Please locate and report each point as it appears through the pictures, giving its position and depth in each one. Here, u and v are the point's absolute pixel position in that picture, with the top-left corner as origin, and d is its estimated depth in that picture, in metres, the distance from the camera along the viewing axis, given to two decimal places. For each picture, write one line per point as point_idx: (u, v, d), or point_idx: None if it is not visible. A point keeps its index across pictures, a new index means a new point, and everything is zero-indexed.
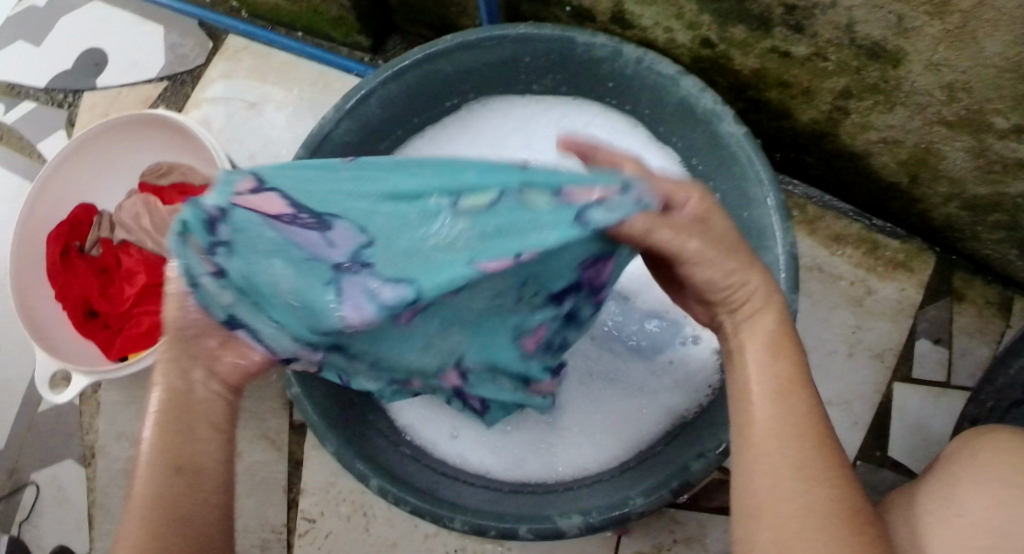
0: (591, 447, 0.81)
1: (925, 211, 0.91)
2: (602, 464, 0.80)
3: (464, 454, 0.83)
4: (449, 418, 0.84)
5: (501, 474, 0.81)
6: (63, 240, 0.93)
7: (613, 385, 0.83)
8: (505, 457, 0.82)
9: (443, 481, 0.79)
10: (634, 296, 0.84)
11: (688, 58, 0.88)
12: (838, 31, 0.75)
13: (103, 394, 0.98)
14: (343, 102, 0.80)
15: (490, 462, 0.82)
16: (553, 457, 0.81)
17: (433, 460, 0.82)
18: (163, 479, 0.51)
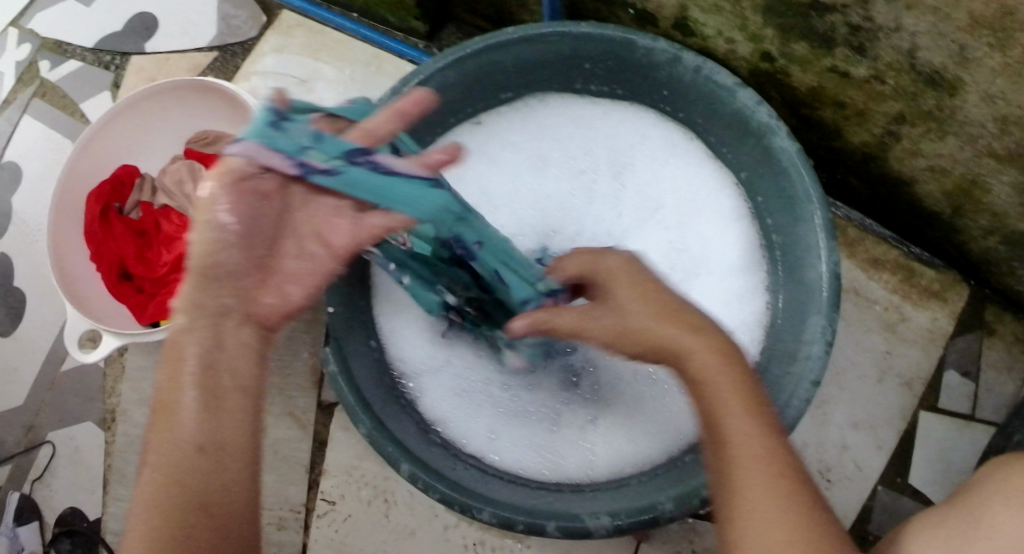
0: (623, 450, 0.82)
1: (963, 242, 0.91)
2: (634, 467, 0.81)
3: (500, 451, 0.83)
4: (485, 414, 0.84)
5: (532, 472, 0.82)
6: (102, 200, 0.93)
7: (643, 393, 0.84)
8: (541, 453, 0.83)
9: (473, 472, 0.79)
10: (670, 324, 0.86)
11: (746, 70, 0.88)
12: (900, 56, 0.75)
13: (129, 358, 0.98)
14: (399, 86, 0.80)
15: (522, 459, 0.82)
16: (586, 457, 0.82)
17: (469, 454, 0.82)
18: (194, 454, 0.52)
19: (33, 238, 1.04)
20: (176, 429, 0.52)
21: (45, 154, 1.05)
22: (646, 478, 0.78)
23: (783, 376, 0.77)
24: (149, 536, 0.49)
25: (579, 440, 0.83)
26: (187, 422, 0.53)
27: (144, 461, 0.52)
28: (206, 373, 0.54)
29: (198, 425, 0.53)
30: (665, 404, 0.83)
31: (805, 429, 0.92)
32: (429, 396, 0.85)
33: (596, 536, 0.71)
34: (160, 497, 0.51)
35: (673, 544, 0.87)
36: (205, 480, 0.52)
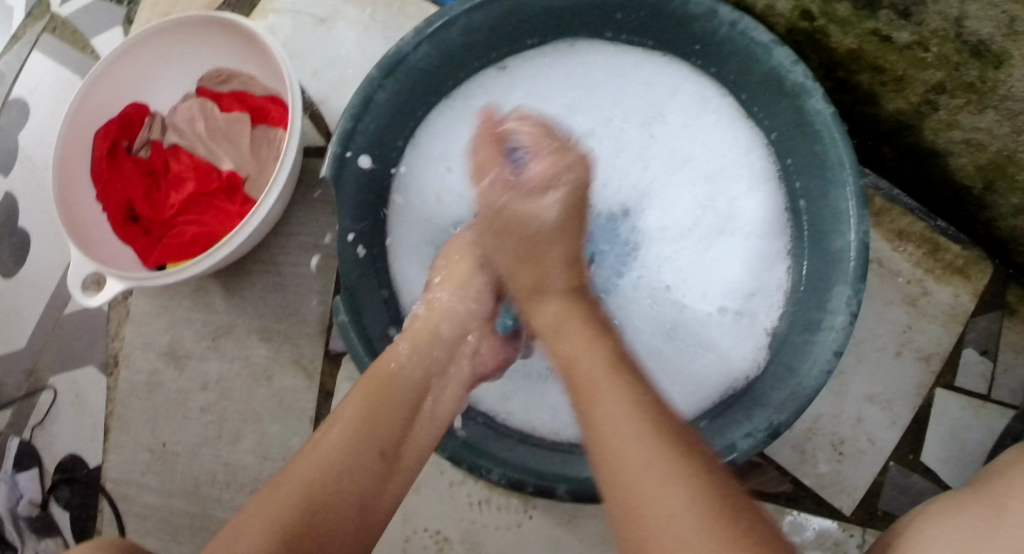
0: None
1: (991, 220, 0.88)
2: None
3: (513, 410, 0.82)
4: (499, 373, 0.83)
5: (544, 431, 0.80)
6: (110, 137, 0.90)
7: (666, 346, 0.84)
8: (555, 413, 0.81)
9: (484, 432, 0.78)
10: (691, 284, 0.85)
11: (783, 27, 0.86)
12: (947, 23, 0.73)
13: (133, 302, 0.95)
14: (425, 25, 0.77)
15: (535, 419, 0.81)
16: None
17: (482, 413, 0.81)
18: (366, 457, 0.62)
19: (39, 175, 1.01)
20: (371, 425, 0.64)
21: (54, 90, 1.02)
22: None
23: (804, 346, 0.75)
24: (292, 505, 0.57)
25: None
26: (356, 428, 0.63)
27: (325, 431, 0.62)
28: (380, 391, 0.67)
29: (374, 435, 0.63)
30: (688, 365, 0.83)
31: (821, 401, 0.90)
32: None
33: None
34: (317, 479, 0.59)
35: None
36: (365, 486, 0.61)
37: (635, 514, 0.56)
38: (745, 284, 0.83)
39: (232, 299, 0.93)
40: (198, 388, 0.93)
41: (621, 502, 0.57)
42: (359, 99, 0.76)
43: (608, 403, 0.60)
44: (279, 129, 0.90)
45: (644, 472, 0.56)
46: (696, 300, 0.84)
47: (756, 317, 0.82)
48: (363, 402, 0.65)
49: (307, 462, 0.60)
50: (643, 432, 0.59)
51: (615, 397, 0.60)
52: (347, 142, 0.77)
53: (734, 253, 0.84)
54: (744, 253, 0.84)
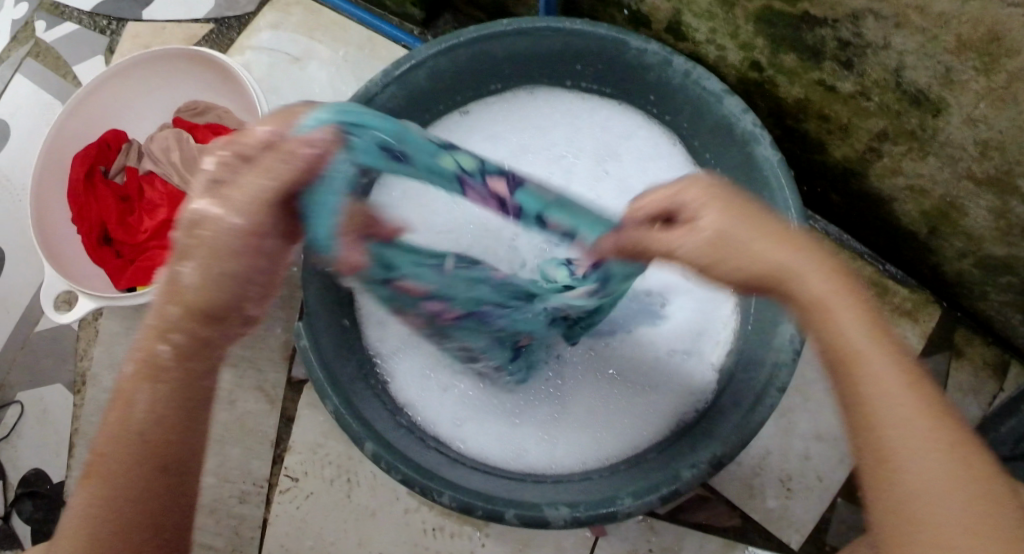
0: (591, 442, 0.83)
1: (938, 264, 0.93)
2: (602, 462, 0.82)
3: (470, 440, 0.83)
4: (455, 402, 0.85)
5: (501, 461, 0.82)
6: (88, 163, 0.93)
7: (619, 382, 0.85)
8: (508, 442, 0.83)
9: (440, 457, 0.79)
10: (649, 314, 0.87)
11: (734, 78, 0.89)
12: (886, 74, 0.77)
13: (103, 323, 0.97)
14: (393, 68, 0.81)
15: (491, 449, 0.83)
16: (556, 450, 0.83)
17: (438, 440, 0.83)
18: (141, 463, 0.54)
19: (14, 195, 1.03)
20: (131, 416, 0.53)
21: (34, 113, 1.05)
22: (614, 472, 0.79)
23: (749, 379, 0.77)
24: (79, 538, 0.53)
25: (545, 431, 0.83)
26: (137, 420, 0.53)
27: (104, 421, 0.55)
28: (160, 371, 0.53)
29: (145, 428, 0.53)
30: (638, 397, 0.84)
31: (770, 436, 0.90)
32: (399, 380, 0.86)
33: (552, 526, 0.72)
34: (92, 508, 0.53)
35: (631, 540, 0.88)
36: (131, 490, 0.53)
37: (873, 441, 0.54)
38: (694, 324, 0.86)
39: None
40: None
41: (881, 525, 0.53)
42: None
43: (878, 399, 0.54)
44: None
45: (907, 429, 0.53)
46: (648, 340, 0.86)
47: (704, 354, 0.85)
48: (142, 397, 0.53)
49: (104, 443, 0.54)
50: (881, 409, 0.54)
51: (881, 353, 0.55)
52: None
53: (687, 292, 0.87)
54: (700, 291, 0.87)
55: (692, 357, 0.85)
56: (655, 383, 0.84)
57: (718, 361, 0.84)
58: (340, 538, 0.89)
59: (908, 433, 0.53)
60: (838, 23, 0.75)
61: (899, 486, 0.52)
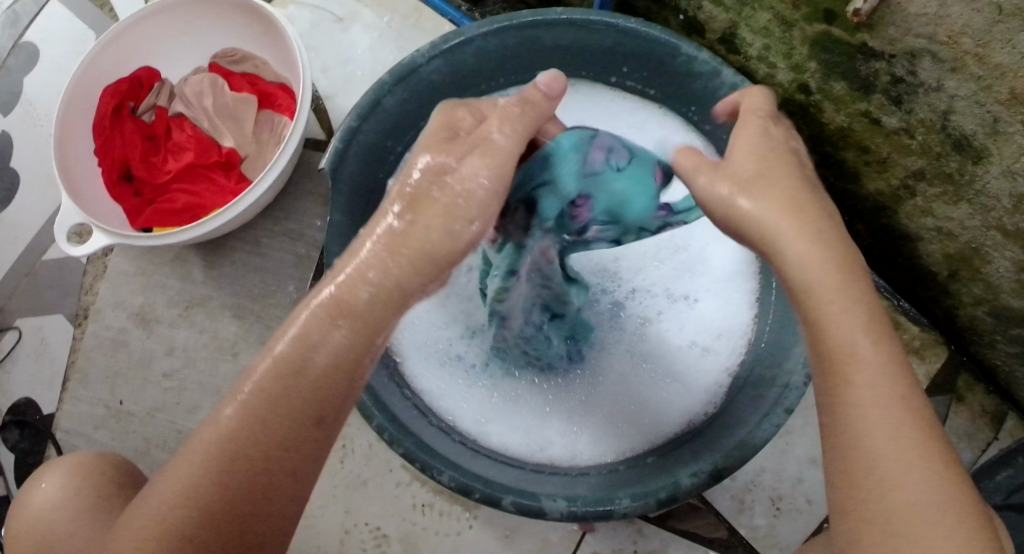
0: (604, 436, 0.83)
1: (952, 307, 0.93)
2: (617, 456, 0.81)
3: (487, 431, 0.83)
4: (476, 395, 0.85)
5: (519, 453, 0.82)
6: (118, 97, 0.91)
7: (636, 373, 0.85)
8: (528, 436, 0.83)
9: (456, 446, 0.78)
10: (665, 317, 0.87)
11: (780, 97, 0.89)
12: (934, 115, 0.77)
13: (112, 260, 0.96)
14: (441, 42, 0.79)
15: (509, 441, 0.82)
16: (572, 443, 0.83)
17: (457, 430, 0.82)
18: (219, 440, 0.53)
19: (37, 122, 1.02)
20: (285, 385, 0.53)
21: (66, 42, 1.03)
22: (625, 468, 0.79)
23: (758, 397, 0.77)
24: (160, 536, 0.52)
25: (566, 424, 0.83)
26: (247, 405, 0.53)
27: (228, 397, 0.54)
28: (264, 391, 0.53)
29: (301, 399, 0.53)
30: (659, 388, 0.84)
31: (765, 456, 0.90)
32: (414, 367, 0.85)
33: (548, 517, 0.72)
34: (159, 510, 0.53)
35: (617, 541, 0.88)
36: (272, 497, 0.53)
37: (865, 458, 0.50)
38: (715, 325, 0.86)
39: (212, 272, 0.94)
40: (164, 353, 0.94)
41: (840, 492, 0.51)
42: (368, 99, 0.78)
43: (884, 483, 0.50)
44: (284, 116, 0.91)
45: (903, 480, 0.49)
46: (668, 334, 0.86)
47: (720, 357, 0.85)
48: (274, 367, 0.53)
49: (219, 423, 0.53)
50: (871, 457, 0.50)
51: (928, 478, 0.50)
52: (350, 139, 0.78)
53: (704, 295, 0.87)
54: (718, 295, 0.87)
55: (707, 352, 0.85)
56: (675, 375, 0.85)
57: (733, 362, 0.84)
58: (329, 504, 0.88)
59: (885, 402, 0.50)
60: (894, 58, 0.75)
61: (857, 432, 0.51)
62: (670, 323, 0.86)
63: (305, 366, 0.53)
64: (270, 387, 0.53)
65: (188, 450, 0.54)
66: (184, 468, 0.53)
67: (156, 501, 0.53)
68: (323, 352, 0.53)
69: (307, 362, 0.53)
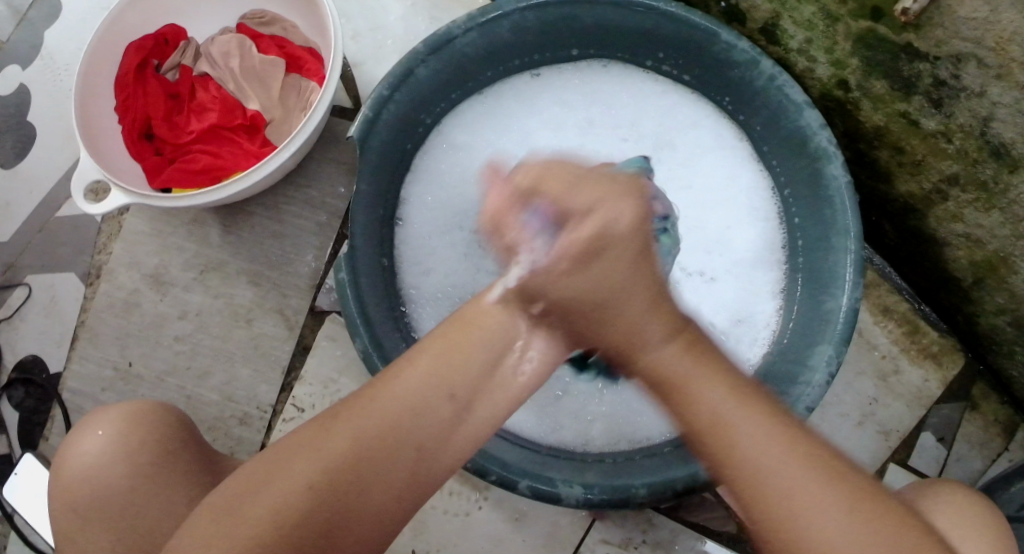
0: (619, 424, 0.82)
1: (973, 315, 0.93)
2: (633, 444, 0.81)
3: None
4: None
5: (533, 434, 0.81)
6: (142, 54, 0.89)
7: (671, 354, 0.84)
8: (542, 418, 0.82)
9: None
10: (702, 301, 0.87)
11: (817, 92, 0.88)
12: (974, 121, 0.76)
13: (128, 220, 0.94)
14: (478, 14, 0.78)
15: (524, 422, 0.81)
16: (587, 427, 0.82)
17: None
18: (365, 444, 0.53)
19: (57, 74, 1.00)
20: (429, 387, 0.55)
21: None
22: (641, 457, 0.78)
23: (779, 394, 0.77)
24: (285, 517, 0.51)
25: (582, 408, 0.83)
26: (400, 391, 0.55)
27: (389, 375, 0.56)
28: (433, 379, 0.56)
29: (423, 390, 0.55)
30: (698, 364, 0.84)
31: None
32: None
33: (564, 503, 0.71)
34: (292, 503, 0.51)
35: (625, 530, 0.87)
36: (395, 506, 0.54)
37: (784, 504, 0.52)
38: (738, 313, 0.86)
39: (229, 236, 0.92)
40: (176, 317, 0.92)
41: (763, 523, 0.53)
42: (402, 68, 0.76)
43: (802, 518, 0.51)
44: (312, 81, 0.89)
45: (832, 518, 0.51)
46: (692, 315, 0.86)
47: (742, 348, 0.85)
48: (430, 360, 0.57)
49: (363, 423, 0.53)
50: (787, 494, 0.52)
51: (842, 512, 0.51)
52: (380, 108, 0.76)
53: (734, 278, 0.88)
54: (747, 276, 0.87)
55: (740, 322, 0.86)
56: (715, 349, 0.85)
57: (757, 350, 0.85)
58: None
59: (732, 407, 0.54)
60: (939, 60, 0.74)
61: (720, 445, 0.54)
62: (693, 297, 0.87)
63: (482, 351, 0.58)
64: (426, 369, 0.56)
65: (282, 468, 0.53)
66: (277, 488, 0.52)
67: (236, 517, 0.52)
68: (426, 364, 0.56)
69: (473, 346, 0.58)
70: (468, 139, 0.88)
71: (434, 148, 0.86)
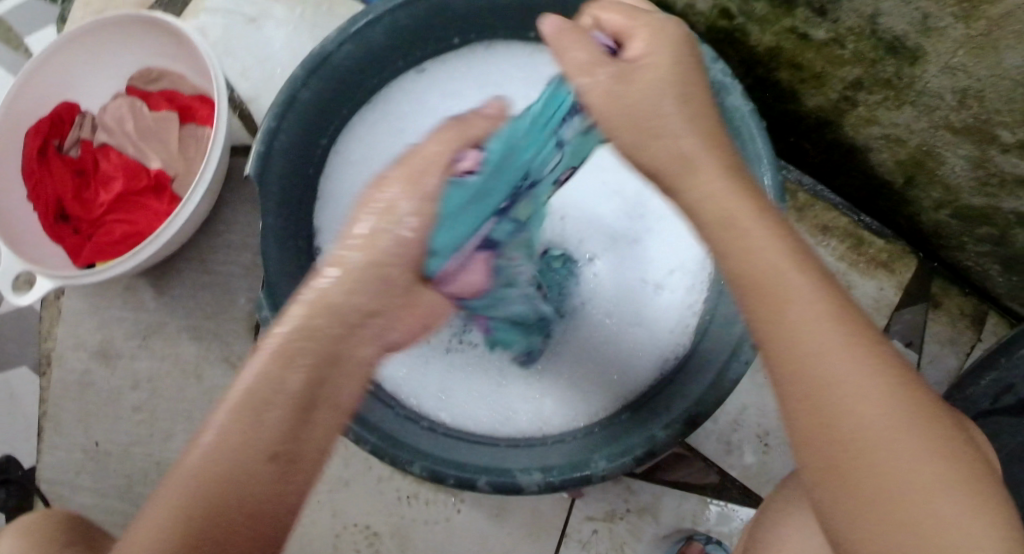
0: (571, 400, 0.82)
1: (915, 214, 0.92)
2: (590, 417, 0.80)
3: (450, 408, 0.82)
4: (438, 373, 0.84)
5: (487, 425, 0.81)
6: (41, 137, 0.90)
7: (602, 329, 0.83)
8: (493, 407, 0.82)
9: (423, 432, 0.77)
10: (625, 270, 0.84)
11: (705, 27, 0.87)
12: (861, 21, 0.74)
13: (64, 302, 0.95)
14: (348, 25, 0.77)
15: (475, 414, 0.81)
16: (541, 408, 0.82)
17: (421, 413, 0.81)
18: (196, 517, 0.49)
19: None
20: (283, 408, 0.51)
21: None
22: (600, 428, 0.78)
23: (721, 338, 0.76)
24: None
25: (531, 389, 0.82)
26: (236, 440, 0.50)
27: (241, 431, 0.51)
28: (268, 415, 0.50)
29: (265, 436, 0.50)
30: (624, 338, 0.83)
31: (746, 393, 0.88)
32: None
33: (526, 492, 0.71)
34: None
35: (609, 502, 0.87)
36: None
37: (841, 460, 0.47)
38: (668, 262, 0.83)
39: (163, 297, 0.92)
40: (129, 387, 0.93)
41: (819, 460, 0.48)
42: (283, 97, 0.76)
43: (874, 439, 0.47)
44: (208, 127, 0.90)
45: (898, 446, 0.47)
46: (617, 274, 0.84)
47: (679, 293, 0.82)
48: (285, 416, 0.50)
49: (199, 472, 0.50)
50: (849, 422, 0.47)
51: (915, 441, 0.47)
52: (271, 141, 0.76)
53: (660, 238, 0.84)
54: (670, 233, 0.84)
55: (660, 288, 0.83)
56: (641, 319, 0.83)
57: (696, 297, 0.81)
58: (315, 509, 0.87)
59: (828, 345, 0.49)
60: None
61: (811, 380, 0.49)
62: (611, 261, 0.85)
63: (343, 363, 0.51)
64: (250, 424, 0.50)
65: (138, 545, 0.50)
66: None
67: None
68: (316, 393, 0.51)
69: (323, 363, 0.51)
70: (382, 139, 0.88)
71: (337, 167, 0.86)
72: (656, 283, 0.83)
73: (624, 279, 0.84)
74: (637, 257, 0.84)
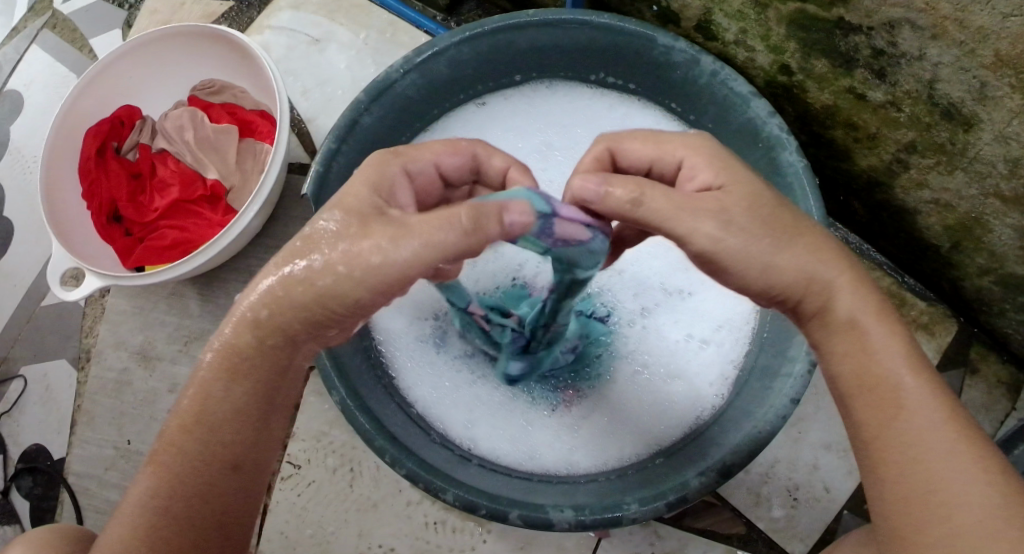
0: (605, 444, 0.81)
1: (958, 279, 0.92)
2: (621, 461, 0.80)
3: (477, 439, 0.82)
4: (467, 403, 0.83)
5: (513, 460, 0.81)
6: (100, 139, 0.91)
7: (642, 384, 0.83)
8: (519, 444, 0.82)
9: (450, 459, 0.77)
10: (676, 326, 0.84)
11: (762, 81, 0.88)
12: (919, 85, 0.75)
13: (109, 300, 0.97)
14: (414, 55, 0.79)
15: (501, 448, 0.81)
16: (571, 450, 0.81)
17: (449, 440, 0.81)
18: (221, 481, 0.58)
19: (26, 166, 1.03)
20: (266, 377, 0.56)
21: (48, 86, 1.04)
22: (633, 473, 0.78)
23: (762, 390, 0.76)
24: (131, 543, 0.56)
25: (562, 433, 0.82)
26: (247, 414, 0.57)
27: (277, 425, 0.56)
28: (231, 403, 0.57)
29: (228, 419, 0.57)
30: (665, 392, 0.82)
31: (778, 445, 0.89)
32: (408, 382, 0.84)
33: (556, 528, 0.71)
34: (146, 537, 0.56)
35: (633, 545, 0.87)
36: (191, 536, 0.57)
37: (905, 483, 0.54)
38: (717, 318, 0.84)
39: (209, 305, 0.94)
40: (166, 391, 0.93)
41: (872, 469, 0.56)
42: (345, 120, 0.77)
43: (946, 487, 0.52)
44: (266, 143, 0.92)
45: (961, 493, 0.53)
46: (669, 325, 0.84)
47: (725, 348, 0.83)
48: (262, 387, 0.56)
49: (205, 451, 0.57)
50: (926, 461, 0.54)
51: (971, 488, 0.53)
52: (330, 162, 0.77)
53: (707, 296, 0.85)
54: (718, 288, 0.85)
55: (704, 342, 0.84)
56: (681, 372, 0.83)
57: (737, 350, 0.83)
58: (341, 527, 0.88)
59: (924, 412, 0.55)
60: (872, 31, 0.73)
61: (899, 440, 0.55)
62: (664, 314, 0.85)
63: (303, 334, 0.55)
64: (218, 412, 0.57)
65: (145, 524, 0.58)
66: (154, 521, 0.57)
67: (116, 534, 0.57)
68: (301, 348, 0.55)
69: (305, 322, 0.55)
70: None
71: None
72: (703, 339, 0.84)
73: (676, 332, 0.84)
74: (685, 311, 0.85)
